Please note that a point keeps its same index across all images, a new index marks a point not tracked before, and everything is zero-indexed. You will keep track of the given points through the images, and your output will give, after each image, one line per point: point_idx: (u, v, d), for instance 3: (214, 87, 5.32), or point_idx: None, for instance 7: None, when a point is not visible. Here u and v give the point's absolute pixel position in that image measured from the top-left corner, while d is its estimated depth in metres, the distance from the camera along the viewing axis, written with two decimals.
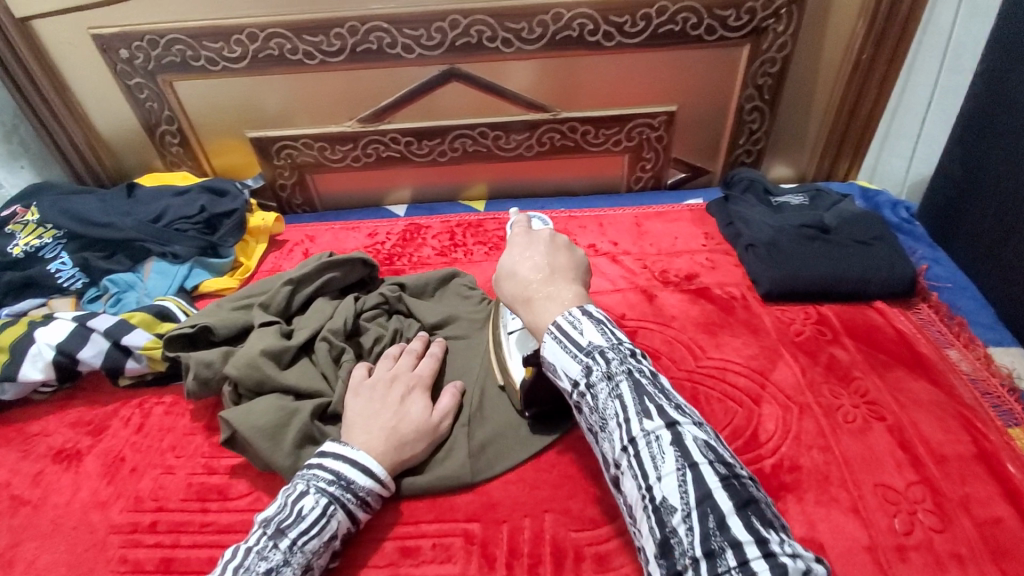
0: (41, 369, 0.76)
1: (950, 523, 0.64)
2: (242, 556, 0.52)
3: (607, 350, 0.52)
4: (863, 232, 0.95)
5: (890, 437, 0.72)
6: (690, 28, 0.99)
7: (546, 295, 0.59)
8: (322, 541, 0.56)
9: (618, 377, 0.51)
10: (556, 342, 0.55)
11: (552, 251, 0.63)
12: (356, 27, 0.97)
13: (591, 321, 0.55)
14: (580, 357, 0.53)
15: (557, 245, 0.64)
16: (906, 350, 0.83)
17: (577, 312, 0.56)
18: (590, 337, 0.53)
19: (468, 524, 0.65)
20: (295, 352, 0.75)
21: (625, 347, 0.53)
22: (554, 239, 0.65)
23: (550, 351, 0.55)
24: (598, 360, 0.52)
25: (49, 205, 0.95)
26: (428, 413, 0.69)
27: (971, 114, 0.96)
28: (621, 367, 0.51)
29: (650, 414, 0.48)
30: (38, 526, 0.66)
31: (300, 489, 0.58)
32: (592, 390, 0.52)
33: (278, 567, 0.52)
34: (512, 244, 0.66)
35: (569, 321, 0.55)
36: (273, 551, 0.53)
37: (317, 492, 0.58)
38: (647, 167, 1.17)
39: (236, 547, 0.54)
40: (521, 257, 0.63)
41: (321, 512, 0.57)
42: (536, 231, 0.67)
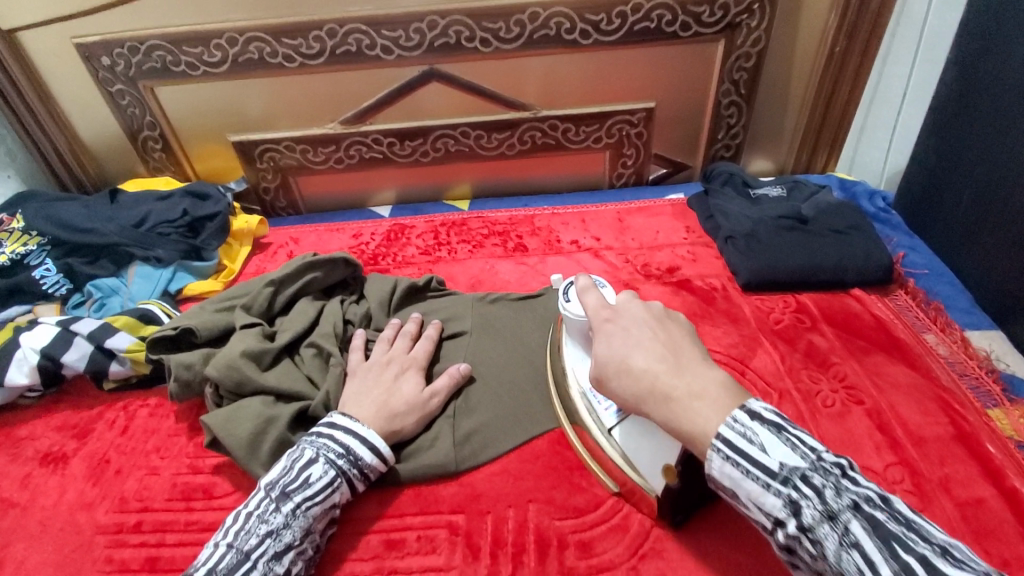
0: (27, 374, 0.76)
1: (930, 502, 0.65)
2: (243, 520, 0.57)
3: (808, 472, 0.45)
4: (839, 222, 0.96)
5: (869, 420, 0.73)
6: (665, 25, 1.01)
7: (688, 391, 0.50)
8: (323, 508, 0.60)
9: (843, 514, 0.43)
10: (732, 465, 0.47)
11: (659, 328, 0.55)
12: (334, 29, 0.98)
13: (768, 426, 0.47)
14: (773, 486, 0.45)
15: (661, 320, 0.57)
16: (884, 335, 0.84)
17: (743, 417, 0.48)
18: (780, 456, 0.46)
19: (453, 516, 0.65)
20: (276, 354, 0.75)
21: (829, 464, 0.45)
22: (654, 311, 0.57)
23: (724, 476, 0.48)
24: (805, 493, 0.44)
25: (34, 212, 0.95)
26: (418, 391, 0.71)
27: (943, 105, 0.98)
28: (841, 501, 0.43)
29: (911, 569, 0.40)
30: (25, 528, 0.66)
31: (309, 456, 0.61)
32: (810, 534, 0.44)
33: (278, 529, 0.56)
34: (606, 333, 0.57)
35: (739, 434, 0.47)
36: (274, 514, 0.57)
37: (325, 463, 0.61)
38: (628, 163, 1.18)
39: (239, 512, 0.58)
40: (632, 346, 0.54)
41: (327, 482, 0.60)
42: (630, 305, 0.59)
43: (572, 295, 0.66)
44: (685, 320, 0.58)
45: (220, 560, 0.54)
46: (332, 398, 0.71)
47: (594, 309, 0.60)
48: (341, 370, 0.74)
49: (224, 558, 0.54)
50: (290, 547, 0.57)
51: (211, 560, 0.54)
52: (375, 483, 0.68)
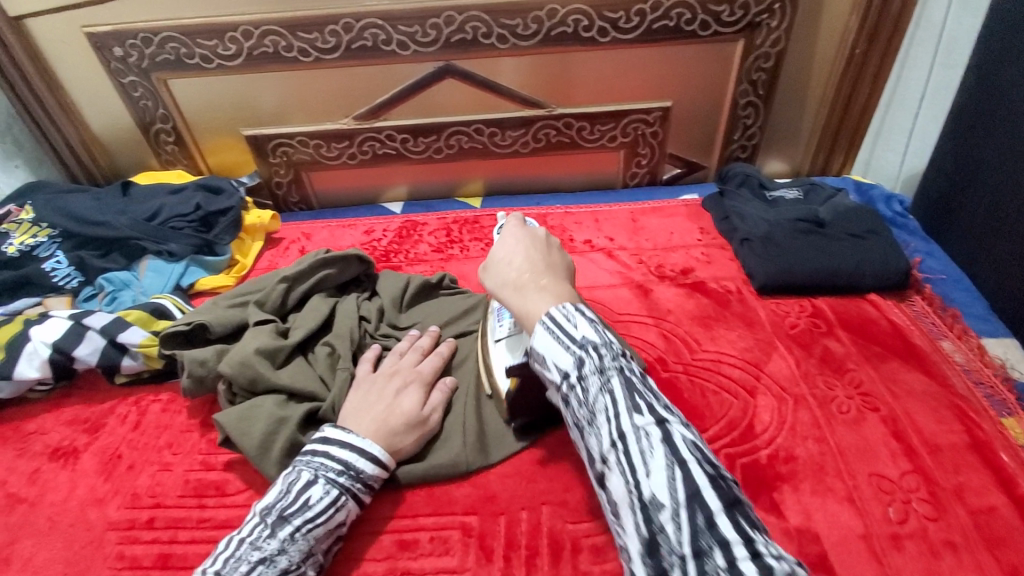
0: (37, 367, 0.76)
1: (944, 511, 0.64)
2: (235, 546, 0.55)
3: (599, 346, 0.52)
4: (857, 226, 0.95)
5: (885, 427, 0.72)
6: (684, 23, 1.00)
7: (538, 286, 0.60)
8: (324, 529, 0.58)
9: (613, 376, 0.50)
10: (550, 334, 0.54)
11: (544, 251, 0.65)
12: (351, 24, 0.97)
13: (584, 318, 0.54)
14: (572, 349, 0.52)
15: (549, 245, 0.67)
16: (900, 342, 0.83)
17: (570, 307, 0.55)
18: (583, 331, 0.53)
19: (465, 517, 0.65)
20: (290, 351, 0.75)
21: (617, 347, 0.53)
22: (547, 240, 0.67)
23: (540, 342, 0.54)
24: (593, 355, 0.51)
25: (44, 204, 0.95)
26: (418, 408, 0.68)
27: (962, 108, 0.97)
28: (614, 363, 0.51)
29: (643, 412, 0.48)
30: (35, 524, 0.65)
31: (307, 478, 0.60)
32: (584, 382, 0.51)
33: (272, 555, 0.54)
34: (508, 233, 0.68)
35: (563, 315, 0.54)
36: (267, 540, 0.55)
37: (326, 484, 0.60)
38: (642, 163, 1.17)
39: (232, 538, 0.56)
40: (515, 253, 0.64)
41: (328, 502, 0.59)
42: (532, 228, 0.69)
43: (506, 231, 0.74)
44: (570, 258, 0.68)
45: None
46: (340, 403, 0.70)
47: (511, 222, 0.71)
48: (345, 380, 0.72)
49: None
50: (285, 572, 0.54)
51: None
52: (388, 484, 0.68)
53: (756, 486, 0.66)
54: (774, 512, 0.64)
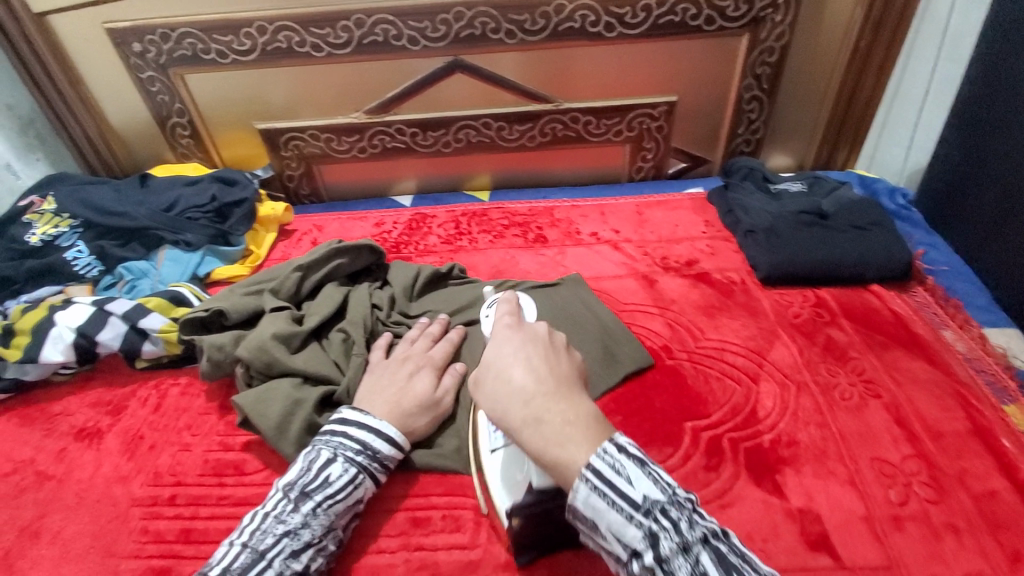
0: (62, 351, 0.78)
1: (944, 494, 0.66)
2: (260, 520, 0.57)
3: (666, 505, 0.44)
4: (860, 218, 0.97)
5: (887, 414, 0.74)
6: (689, 19, 1.01)
7: (562, 417, 0.47)
8: (344, 506, 0.61)
9: (694, 546, 0.42)
10: (598, 496, 0.44)
11: (549, 359, 0.52)
12: (362, 19, 0.99)
13: (635, 460, 0.45)
14: (636, 518, 0.43)
15: (554, 348, 0.54)
16: (903, 331, 0.85)
17: (614, 450, 0.45)
18: (643, 489, 0.44)
19: (476, 497, 0.67)
20: (305, 337, 0.77)
21: (681, 497, 0.45)
22: (550, 339, 0.55)
23: (586, 506, 0.45)
24: (664, 525, 0.43)
25: (66, 195, 0.98)
26: (430, 391, 0.71)
27: (967, 101, 0.97)
28: (692, 532, 0.43)
29: None
30: (62, 500, 0.68)
31: (327, 457, 0.62)
32: (663, 562, 0.42)
33: (296, 528, 0.57)
34: (502, 337, 0.55)
35: (611, 467, 0.44)
36: (291, 514, 0.57)
37: (345, 462, 0.62)
38: (648, 157, 1.19)
39: (256, 512, 0.58)
40: (517, 359, 0.52)
41: (348, 480, 0.61)
42: (530, 327, 0.56)
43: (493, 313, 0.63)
44: (579, 357, 0.55)
45: (235, 559, 0.54)
46: (354, 387, 0.72)
47: (501, 318, 0.58)
48: (360, 364, 0.75)
49: (239, 558, 0.54)
50: (309, 545, 0.57)
51: (225, 560, 0.54)
52: (401, 464, 0.70)
53: (760, 468, 0.68)
54: (777, 494, 0.66)
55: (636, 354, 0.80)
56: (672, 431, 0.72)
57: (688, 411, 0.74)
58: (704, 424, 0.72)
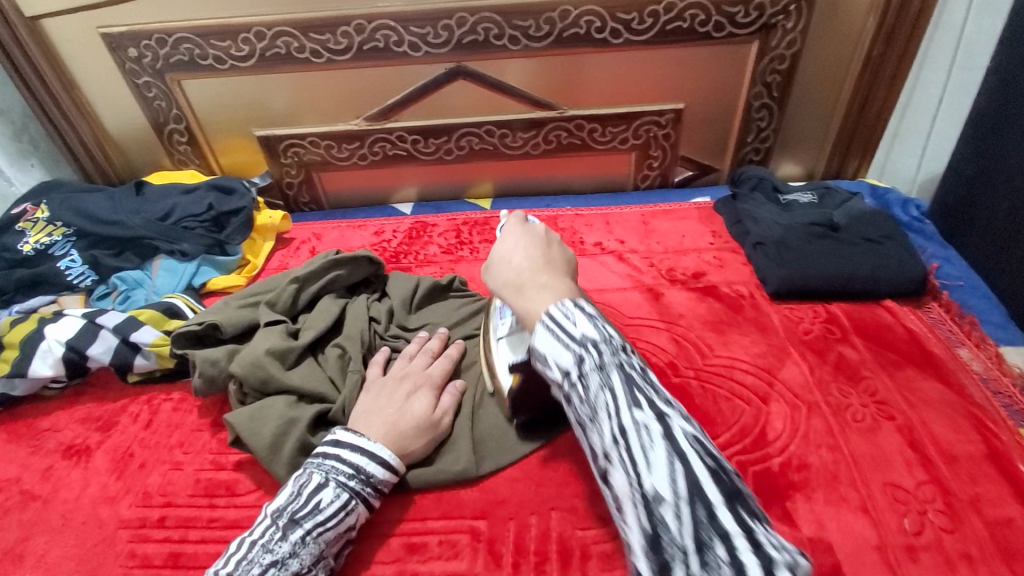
0: (51, 366, 0.76)
1: (961, 523, 0.63)
2: (247, 548, 0.55)
3: (599, 343, 0.48)
4: (872, 230, 0.94)
5: (901, 437, 0.71)
6: (698, 25, 0.99)
7: (540, 283, 0.56)
8: (335, 533, 0.58)
9: (613, 371, 0.46)
10: (548, 332, 0.49)
11: (542, 248, 0.61)
12: (363, 25, 0.97)
13: (584, 314, 0.50)
14: (572, 347, 0.48)
15: (549, 242, 0.63)
16: (916, 349, 0.82)
17: (570, 304, 0.51)
18: (582, 328, 0.49)
19: (474, 521, 0.65)
20: (300, 352, 0.75)
21: (617, 341, 0.49)
22: (549, 238, 0.63)
23: (538, 342, 0.50)
24: (592, 352, 0.47)
25: (59, 203, 0.96)
26: (429, 411, 0.68)
27: (983, 111, 0.95)
28: (614, 360, 0.47)
29: (644, 407, 0.45)
30: (47, 521, 0.66)
31: (318, 481, 0.60)
32: (584, 380, 0.47)
33: (284, 558, 0.54)
34: (507, 232, 0.64)
35: (562, 313, 0.50)
36: (279, 543, 0.55)
37: (337, 487, 0.60)
38: (654, 165, 1.16)
39: (243, 539, 0.56)
40: (515, 249, 0.61)
41: (339, 506, 0.59)
42: (531, 225, 0.65)
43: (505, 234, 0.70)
44: (573, 253, 0.63)
45: None
46: (350, 406, 0.70)
47: (510, 219, 0.67)
48: (356, 381, 0.73)
49: None
50: (296, 575, 0.55)
51: None
52: (397, 487, 0.67)
53: (768, 494, 0.65)
54: (786, 521, 0.63)
55: None
56: None
57: None
58: None
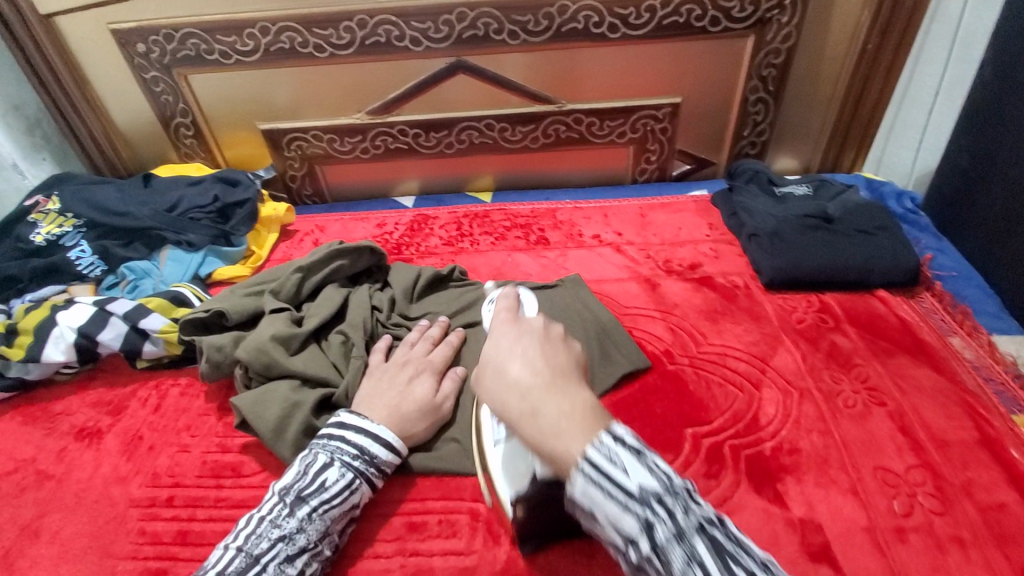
0: (63, 351, 0.79)
1: (950, 505, 0.64)
2: (255, 524, 0.57)
3: (662, 494, 0.41)
4: (866, 222, 0.95)
5: (891, 422, 0.73)
6: (694, 20, 1.00)
7: (557, 408, 0.47)
8: (341, 511, 0.60)
9: (691, 535, 0.40)
10: (594, 487, 0.42)
11: (545, 351, 0.53)
12: (365, 20, 0.99)
13: (631, 451, 0.43)
14: (631, 507, 0.41)
15: (551, 341, 0.55)
16: (909, 338, 0.83)
17: (609, 442, 0.43)
18: (638, 478, 0.42)
19: (473, 502, 0.67)
20: (304, 338, 0.77)
21: (679, 486, 0.43)
22: (547, 333, 0.56)
23: (583, 494, 0.43)
24: (661, 515, 0.41)
25: (70, 195, 0.98)
26: (430, 395, 0.70)
27: (978, 103, 0.96)
28: (688, 520, 0.41)
29: None
30: (61, 500, 0.68)
31: (323, 461, 0.62)
32: (659, 552, 0.40)
33: (291, 533, 0.56)
34: (499, 335, 0.57)
35: (604, 457, 0.43)
36: (286, 519, 0.57)
37: (342, 467, 0.62)
38: (652, 159, 1.18)
39: (252, 516, 0.59)
40: (514, 355, 0.53)
41: (344, 485, 0.61)
42: (524, 322, 0.58)
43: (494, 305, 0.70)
44: (579, 350, 0.56)
45: (230, 563, 0.54)
46: (353, 390, 0.72)
47: (499, 319, 0.61)
48: (359, 366, 0.75)
49: (233, 562, 0.54)
50: (304, 550, 0.56)
51: (220, 564, 0.54)
52: (399, 468, 0.69)
53: (761, 477, 0.67)
54: (777, 502, 0.65)
55: (635, 358, 0.79)
56: (672, 437, 0.71)
57: (688, 418, 0.73)
58: (704, 430, 0.72)
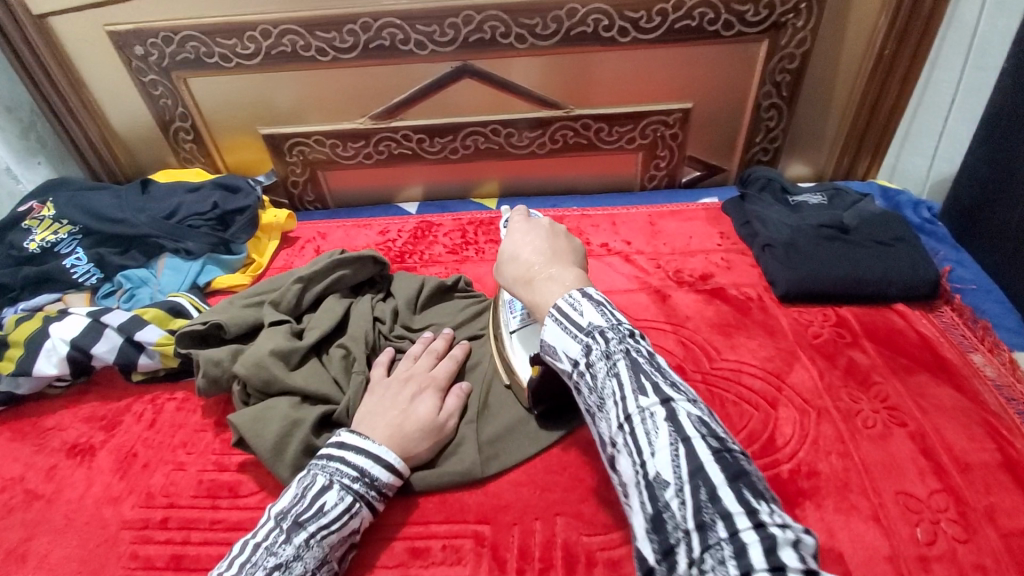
0: (56, 364, 0.76)
1: (975, 533, 0.62)
2: (249, 551, 0.54)
3: (607, 329, 0.49)
4: (883, 233, 0.93)
5: (912, 444, 0.70)
6: (707, 23, 0.98)
7: (548, 277, 0.57)
8: (340, 536, 0.58)
9: (616, 356, 0.47)
10: (556, 324, 0.52)
11: (551, 239, 0.62)
12: (369, 23, 0.97)
13: (592, 303, 0.52)
14: (579, 337, 0.50)
15: (556, 234, 0.63)
16: (928, 354, 0.81)
17: (577, 294, 0.53)
18: (590, 318, 0.50)
19: (478, 526, 0.64)
20: (304, 352, 0.74)
21: (625, 328, 0.50)
22: (553, 228, 0.64)
23: (550, 334, 0.52)
24: (597, 340, 0.49)
25: (65, 202, 0.96)
26: (434, 415, 0.68)
27: (999, 110, 0.93)
28: (620, 349, 0.48)
29: (646, 392, 0.45)
30: (51, 521, 0.66)
31: (322, 483, 0.59)
32: (594, 369, 0.48)
33: (288, 561, 0.54)
34: (512, 229, 0.65)
35: (568, 304, 0.52)
36: (282, 546, 0.55)
37: (341, 490, 0.59)
38: (661, 165, 1.15)
39: (246, 542, 0.56)
40: (523, 244, 0.61)
41: (343, 509, 0.59)
42: (536, 219, 0.65)
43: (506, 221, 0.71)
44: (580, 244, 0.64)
45: None
46: (354, 407, 0.70)
47: (515, 216, 0.67)
48: (360, 382, 0.72)
49: None
50: None
51: None
52: (400, 490, 0.67)
53: None
54: None
55: None
56: None
57: None
58: None
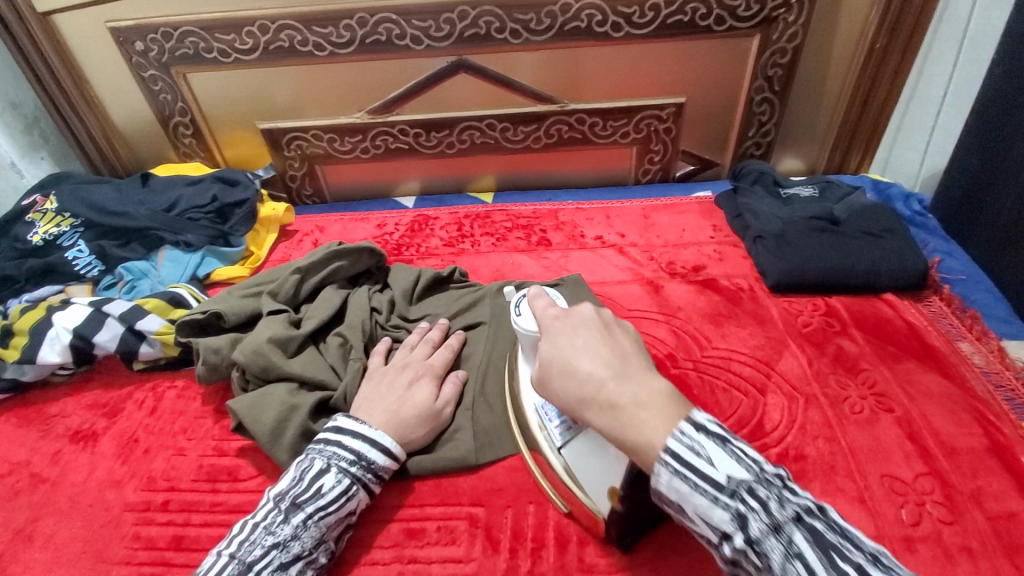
0: (59, 353, 0.78)
1: (960, 514, 0.63)
2: (249, 530, 0.56)
3: (754, 486, 0.43)
4: (873, 224, 0.94)
5: (899, 429, 0.71)
6: (699, 18, 0.99)
7: (634, 398, 0.47)
8: (337, 517, 0.59)
9: (785, 524, 0.41)
10: (680, 480, 0.44)
11: (606, 337, 0.52)
12: (365, 18, 0.98)
13: (715, 441, 0.44)
14: (721, 500, 0.43)
15: (606, 326, 0.53)
16: (916, 342, 0.82)
17: (691, 430, 0.45)
18: (726, 469, 0.43)
19: (473, 508, 0.66)
20: (303, 341, 0.76)
21: (770, 477, 0.44)
22: (598, 318, 0.54)
23: (670, 489, 0.44)
24: (751, 503, 0.42)
25: (67, 195, 0.97)
26: (429, 401, 0.69)
27: (987, 103, 0.95)
28: (784, 512, 0.42)
29: (847, 574, 0.38)
30: (54, 504, 0.67)
31: (320, 466, 0.61)
32: (756, 545, 0.41)
33: (286, 540, 0.55)
34: (552, 333, 0.54)
35: (687, 448, 0.44)
36: (281, 526, 0.56)
37: (338, 473, 0.61)
38: (655, 159, 1.16)
39: (246, 522, 0.58)
40: (576, 348, 0.51)
41: (341, 491, 0.60)
42: (576, 312, 0.55)
43: (523, 308, 0.62)
44: (631, 329, 0.55)
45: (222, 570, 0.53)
46: (352, 393, 0.71)
47: (545, 313, 0.57)
48: (357, 369, 0.74)
49: (226, 569, 0.53)
50: (298, 558, 0.56)
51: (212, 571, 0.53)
52: (397, 473, 0.68)
53: None
54: None
55: None
56: None
57: None
58: None
